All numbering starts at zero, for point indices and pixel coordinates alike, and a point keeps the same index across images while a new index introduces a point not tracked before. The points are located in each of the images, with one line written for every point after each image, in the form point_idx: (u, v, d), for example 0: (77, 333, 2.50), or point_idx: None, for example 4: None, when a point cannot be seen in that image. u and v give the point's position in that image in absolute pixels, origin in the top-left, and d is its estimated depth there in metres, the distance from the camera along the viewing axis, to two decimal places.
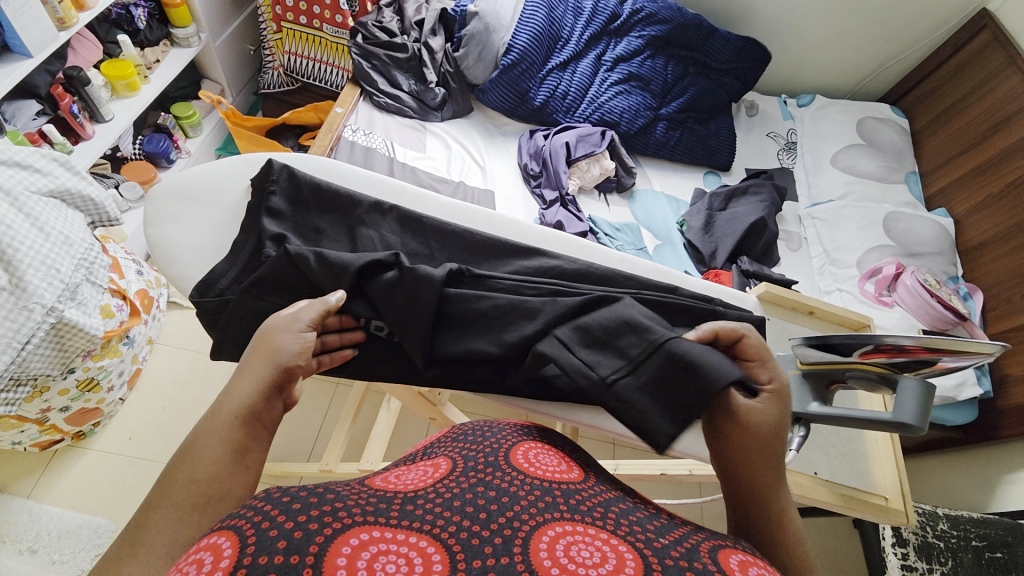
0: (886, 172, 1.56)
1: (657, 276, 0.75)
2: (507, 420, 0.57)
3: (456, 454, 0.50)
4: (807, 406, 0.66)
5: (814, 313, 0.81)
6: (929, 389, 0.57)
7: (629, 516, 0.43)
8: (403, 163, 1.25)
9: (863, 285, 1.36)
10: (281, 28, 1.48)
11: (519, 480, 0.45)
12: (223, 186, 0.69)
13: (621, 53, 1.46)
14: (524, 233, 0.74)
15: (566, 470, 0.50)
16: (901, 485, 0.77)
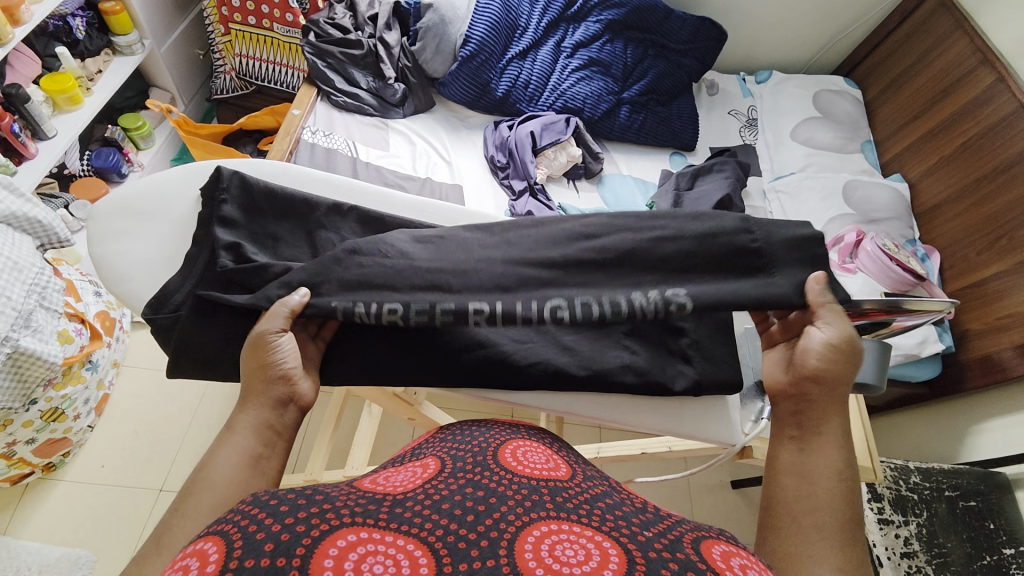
0: (843, 142, 1.61)
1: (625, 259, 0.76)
2: (495, 420, 0.58)
3: (445, 453, 0.50)
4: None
5: None
6: (884, 349, 0.59)
7: (616, 511, 0.44)
8: (366, 162, 1.23)
9: (828, 254, 1.40)
10: (229, 30, 1.43)
11: (506, 479, 0.45)
12: (174, 197, 0.67)
13: (579, 39, 1.45)
14: (491, 226, 0.74)
15: (554, 467, 0.51)
16: (868, 442, 0.81)
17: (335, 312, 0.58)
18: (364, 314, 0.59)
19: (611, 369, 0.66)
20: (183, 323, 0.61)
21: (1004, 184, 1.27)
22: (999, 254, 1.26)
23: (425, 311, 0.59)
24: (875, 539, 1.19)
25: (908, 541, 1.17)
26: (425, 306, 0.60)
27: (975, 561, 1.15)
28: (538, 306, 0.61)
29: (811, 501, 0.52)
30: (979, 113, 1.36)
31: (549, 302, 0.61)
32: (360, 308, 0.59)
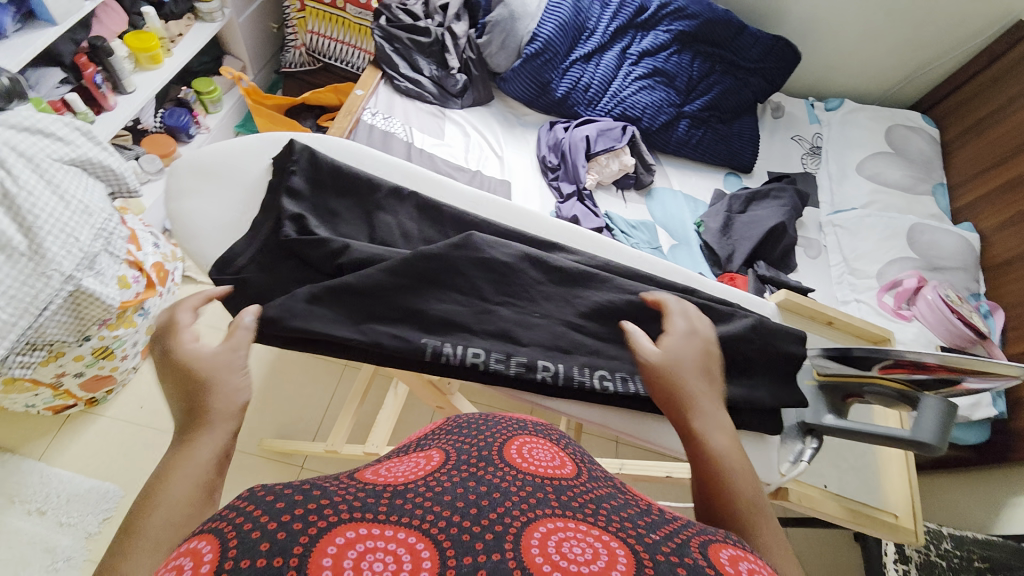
0: (913, 182, 1.52)
1: (677, 278, 0.73)
2: (501, 414, 0.56)
3: (450, 446, 0.48)
4: (821, 417, 0.65)
5: (833, 324, 0.75)
6: (950, 408, 0.55)
7: (624, 511, 0.41)
8: (421, 149, 1.24)
9: (883, 297, 1.33)
10: (304, 7, 1.47)
11: (510, 475, 0.43)
12: (242, 163, 0.69)
13: (646, 48, 1.43)
14: (543, 226, 0.73)
15: (560, 465, 0.48)
16: (913, 503, 0.76)
17: (424, 350, 0.59)
18: (451, 356, 0.59)
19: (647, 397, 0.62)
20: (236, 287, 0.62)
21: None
22: None
23: (503, 360, 0.60)
24: None
25: None
26: (503, 355, 0.61)
27: None
28: (585, 374, 0.61)
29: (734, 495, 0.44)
30: None
31: (595, 371, 0.62)
32: (447, 348, 0.60)
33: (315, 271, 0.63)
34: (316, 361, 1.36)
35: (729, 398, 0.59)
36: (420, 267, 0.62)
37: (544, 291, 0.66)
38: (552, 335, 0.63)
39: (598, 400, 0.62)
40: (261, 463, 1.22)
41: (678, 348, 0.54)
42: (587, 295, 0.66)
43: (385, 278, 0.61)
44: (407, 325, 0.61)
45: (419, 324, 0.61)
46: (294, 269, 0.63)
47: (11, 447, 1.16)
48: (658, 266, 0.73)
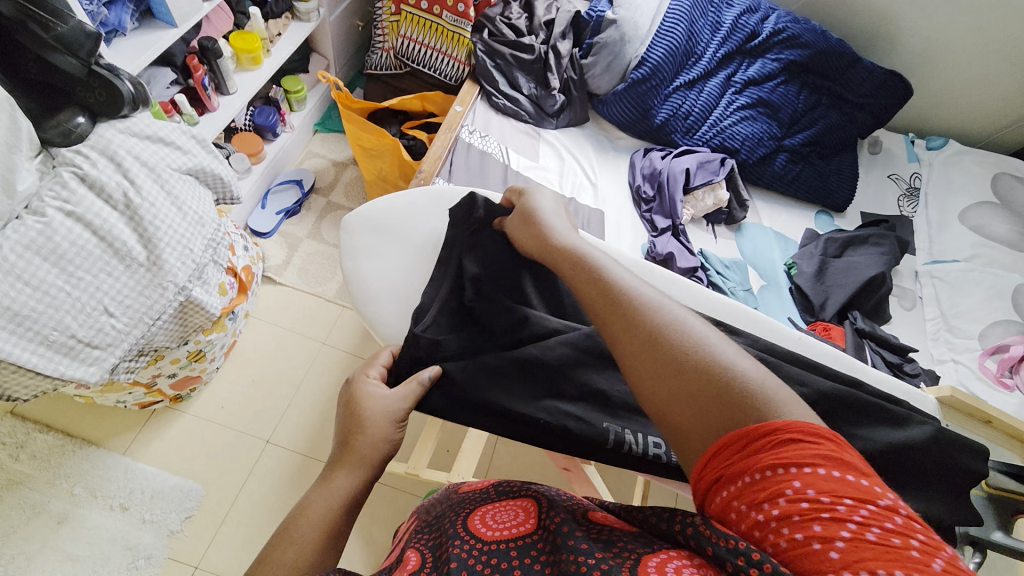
0: (1022, 237, 1.43)
1: (834, 363, 0.71)
2: (463, 496, 0.59)
3: (423, 545, 0.52)
4: (989, 534, 0.61)
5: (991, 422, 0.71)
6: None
7: (573, 537, 0.44)
8: (516, 171, 1.21)
9: (985, 361, 1.25)
10: (400, 10, 1.44)
11: (474, 548, 0.46)
12: (415, 227, 0.81)
13: (752, 76, 1.36)
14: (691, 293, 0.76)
15: (521, 522, 0.50)
16: None
17: (607, 436, 0.64)
18: (633, 444, 0.64)
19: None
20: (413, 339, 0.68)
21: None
22: None
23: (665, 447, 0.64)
24: None
25: None
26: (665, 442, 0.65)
27: None
28: None
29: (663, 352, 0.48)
30: None
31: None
32: (630, 437, 0.64)
33: (489, 339, 0.70)
34: None
35: None
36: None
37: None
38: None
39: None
40: None
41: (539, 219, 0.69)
42: None
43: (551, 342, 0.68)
44: (574, 370, 0.67)
45: (598, 405, 0.66)
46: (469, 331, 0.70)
47: (98, 440, 1.20)
48: (814, 349, 0.73)
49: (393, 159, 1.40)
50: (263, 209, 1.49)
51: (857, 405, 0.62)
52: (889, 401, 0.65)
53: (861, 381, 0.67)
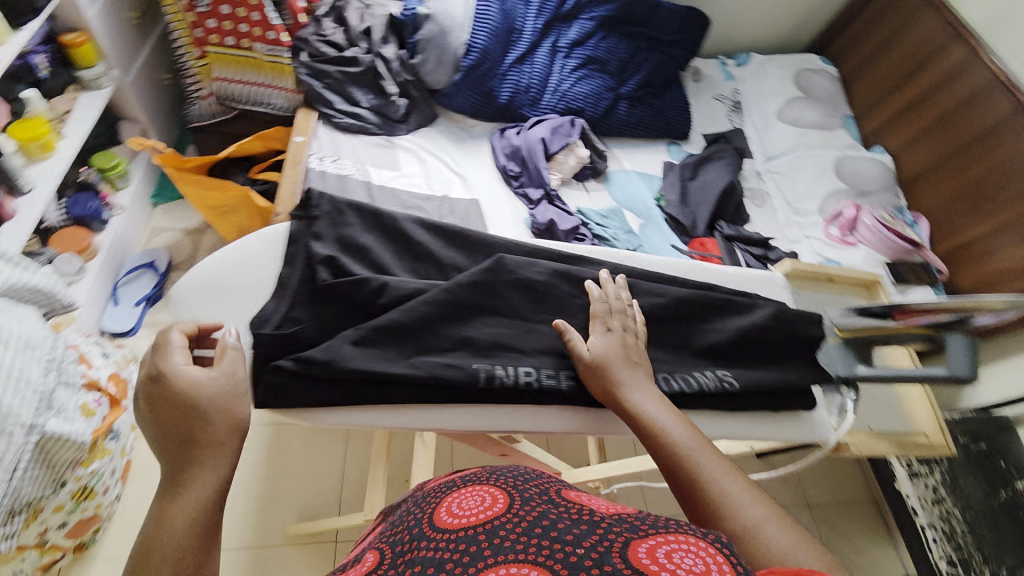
0: (827, 120, 1.67)
1: (695, 273, 0.77)
2: (431, 484, 0.58)
3: (385, 544, 0.50)
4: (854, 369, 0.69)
5: (832, 280, 0.82)
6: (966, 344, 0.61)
7: (556, 526, 0.42)
8: (380, 185, 1.19)
9: (828, 229, 1.46)
10: (206, 52, 1.33)
11: (446, 542, 0.44)
12: (268, 266, 0.70)
13: (575, 38, 1.44)
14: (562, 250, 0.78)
15: (490, 504, 0.48)
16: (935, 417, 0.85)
17: (478, 376, 0.64)
18: (504, 378, 0.65)
19: (699, 392, 0.64)
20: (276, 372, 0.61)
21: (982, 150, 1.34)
22: (984, 215, 1.32)
23: (554, 375, 0.66)
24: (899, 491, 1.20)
25: (934, 489, 1.23)
26: (554, 372, 0.66)
27: (993, 496, 1.17)
28: None
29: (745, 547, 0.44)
30: (955, 85, 1.42)
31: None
32: (501, 372, 0.65)
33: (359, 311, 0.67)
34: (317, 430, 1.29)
35: (759, 380, 0.66)
36: (469, 296, 0.67)
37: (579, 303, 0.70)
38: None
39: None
40: (290, 551, 1.15)
41: (610, 366, 0.61)
42: (619, 301, 0.67)
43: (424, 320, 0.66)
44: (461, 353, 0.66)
45: (471, 349, 0.66)
46: (346, 348, 0.63)
47: None
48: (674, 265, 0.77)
49: (249, 210, 1.32)
50: (117, 305, 1.32)
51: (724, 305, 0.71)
52: (740, 293, 0.73)
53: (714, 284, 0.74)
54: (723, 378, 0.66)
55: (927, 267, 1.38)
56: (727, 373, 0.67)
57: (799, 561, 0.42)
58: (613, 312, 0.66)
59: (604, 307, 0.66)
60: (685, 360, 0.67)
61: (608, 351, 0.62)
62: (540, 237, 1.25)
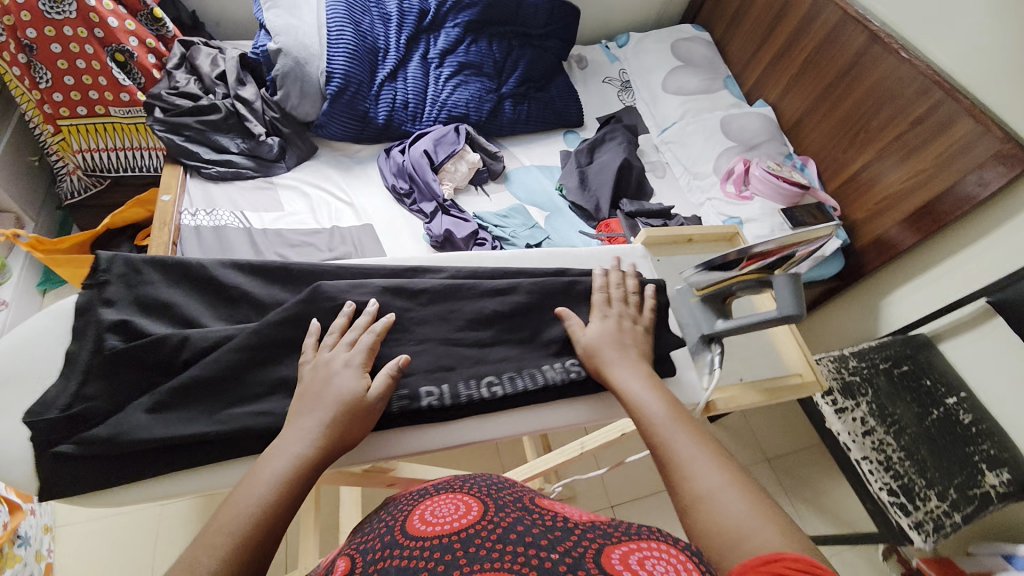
0: (709, 83, 1.73)
1: (549, 261, 0.74)
2: (401, 495, 0.57)
3: (355, 549, 0.48)
4: (714, 325, 0.67)
5: (692, 239, 0.82)
6: (795, 277, 0.56)
7: (529, 535, 0.44)
8: (263, 229, 1.15)
9: (726, 187, 1.49)
10: (59, 127, 1.26)
11: (417, 547, 0.43)
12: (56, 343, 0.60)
13: (443, 47, 1.44)
14: (397, 260, 0.70)
15: (464, 513, 0.49)
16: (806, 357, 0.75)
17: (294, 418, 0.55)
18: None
19: (545, 387, 0.62)
20: (53, 458, 0.52)
21: (856, 78, 1.36)
22: (863, 146, 1.37)
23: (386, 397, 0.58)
24: (837, 428, 1.14)
25: (864, 421, 1.14)
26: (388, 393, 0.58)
27: (926, 416, 1.17)
28: (472, 387, 0.60)
29: (710, 522, 0.45)
30: (812, 28, 1.47)
31: (483, 380, 0.61)
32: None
33: (155, 372, 0.56)
34: None
35: None
36: (285, 332, 0.58)
37: (415, 316, 0.63)
38: (434, 356, 0.61)
39: (492, 405, 0.62)
40: None
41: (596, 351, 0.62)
42: (460, 308, 0.64)
43: (223, 374, 0.56)
44: (277, 397, 0.56)
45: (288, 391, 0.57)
46: (139, 417, 0.53)
47: None
48: (525, 257, 0.75)
49: None
50: None
51: (566, 288, 0.68)
52: (591, 274, 0.72)
53: (564, 269, 0.72)
54: (570, 369, 0.63)
55: (822, 207, 1.43)
56: (576, 362, 0.64)
57: (760, 535, 0.43)
58: (610, 301, 0.67)
59: (602, 297, 0.67)
60: (534, 354, 0.64)
61: (601, 336, 0.62)
62: (441, 249, 1.24)
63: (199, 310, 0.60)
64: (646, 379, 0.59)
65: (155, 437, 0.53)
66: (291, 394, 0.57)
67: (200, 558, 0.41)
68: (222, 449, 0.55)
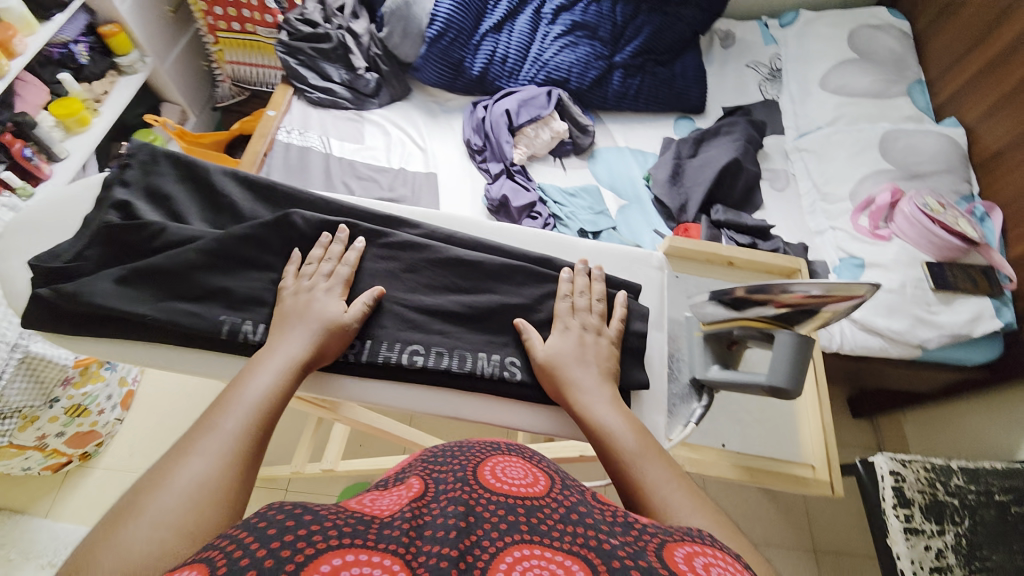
0: (885, 86, 1.35)
1: (544, 245, 0.64)
2: (474, 438, 0.50)
3: (428, 473, 0.44)
4: (707, 371, 0.55)
5: (733, 264, 0.66)
6: (805, 343, 0.46)
7: (591, 517, 0.38)
8: (340, 157, 1.22)
9: (857, 219, 1.19)
10: (217, 39, 1.45)
11: (483, 499, 0.39)
12: (77, 207, 0.59)
13: (561, 3, 1.34)
14: (379, 203, 0.65)
15: (531, 483, 0.43)
16: (830, 448, 0.64)
17: (220, 328, 0.53)
18: (250, 334, 0.53)
19: (471, 374, 0.54)
20: (34, 302, 0.53)
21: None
22: None
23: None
24: (897, 551, 0.88)
25: (940, 555, 0.87)
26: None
27: None
28: (393, 349, 0.54)
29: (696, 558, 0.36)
30: None
31: (408, 345, 0.54)
32: (247, 326, 0.53)
33: (126, 252, 0.56)
34: None
35: None
36: (241, 249, 0.56)
37: (372, 267, 0.58)
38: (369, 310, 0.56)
39: (414, 374, 0.54)
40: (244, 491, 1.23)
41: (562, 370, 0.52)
42: (417, 269, 0.58)
43: (172, 274, 0.55)
44: (213, 303, 0.55)
45: (224, 302, 0.55)
46: (105, 286, 0.53)
47: (23, 508, 1.23)
48: (519, 235, 0.65)
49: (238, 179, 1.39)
50: None
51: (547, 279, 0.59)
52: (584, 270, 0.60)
53: (553, 257, 0.61)
54: (506, 366, 0.54)
55: (990, 272, 1.07)
56: (517, 360, 0.55)
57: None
58: (575, 310, 0.55)
59: (565, 305, 0.55)
60: (472, 337, 0.56)
61: (563, 350, 0.53)
62: (495, 215, 1.20)
63: (188, 205, 0.60)
64: (611, 402, 0.50)
65: (103, 305, 0.52)
66: (223, 305, 0.55)
67: (176, 460, 0.38)
68: (153, 339, 0.54)
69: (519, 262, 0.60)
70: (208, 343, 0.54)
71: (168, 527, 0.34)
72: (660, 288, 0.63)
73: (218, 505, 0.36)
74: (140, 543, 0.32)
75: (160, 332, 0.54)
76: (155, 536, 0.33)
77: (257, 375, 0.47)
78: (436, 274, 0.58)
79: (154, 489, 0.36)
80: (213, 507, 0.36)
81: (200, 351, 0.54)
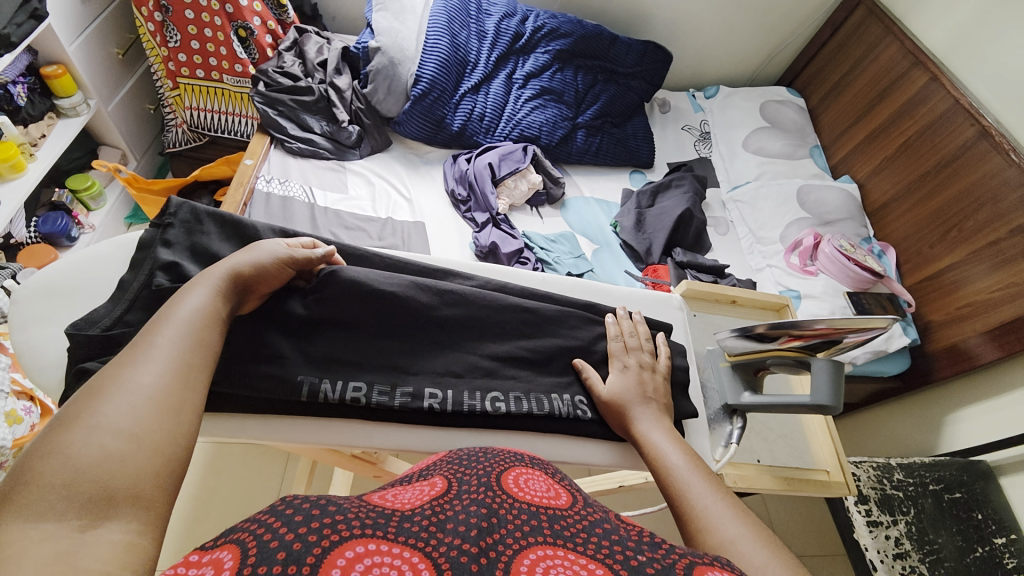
0: (792, 149, 1.65)
1: (578, 291, 0.77)
2: (498, 445, 0.52)
3: (452, 473, 0.45)
4: (740, 398, 0.69)
5: (736, 302, 0.86)
6: (837, 367, 0.59)
7: (616, 533, 0.39)
8: (324, 207, 1.20)
9: (789, 258, 1.41)
10: (176, 84, 1.38)
11: (506, 503, 0.40)
12: (112, 269, 0.61)
13: (530, 70, 1.49)
14: (432, 259, 0.73)
15: (555, 496, 0.44)
16: (838, 456, 0.80)
17: (301, 388, 0.57)
18: (330, 393, 0.58)
19: (550, 415, 0.63)
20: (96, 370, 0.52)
21: (956, 171, 1.27)
22: (952, 245, 1.27)
23: (387, 391, 0.60)
24: (865, 543, 1.02)
25: (899, 543, 1.02)
26: (388, 387, 0.60)
27: (968, 553, 1.05)
28: (475, 397, 0.62)
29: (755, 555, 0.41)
30: (916, 112, 1.39)
31: (488, 393, 0.63)
32: (327, 384, 0.58)
33: None
34: (256, 452, 1.25)
35: None
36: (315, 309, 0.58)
37: (438, 316, 0.66)
38: (444, 360, 0.64)
39: (491, 420, 0.62)
40: None
41: (620, 406, 0.61)
42: (482, 317, 0.67)
43: (255, 341, 0.57)
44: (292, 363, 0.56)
45: (317, 364, 0.59)
46: None
47: None
48: (557, 283, 0.77)
49: None
50: None
51: (593, 323, 0.71)
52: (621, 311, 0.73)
53: (594, 303, 0.74)
54: (577, 405, 0.65)
55: (894, 298, 1.33)
56: (583, 400, 0.65)
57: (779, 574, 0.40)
58: (628, 349, 0.67)
59: (618, 345, 0.67)
60: (543, 381, 0.66)
61: (625, 389, 0.62)
62: (484, 260, 1.25)
63: None
64: (671, 434, 0.57)
65: None
66: (315, 365, 0.59)
67: (115, 373, 0.40)
68: None
69: (571, 308, 0.72)
70: (294, 404, 0.58)
71: (110, 434, 0.36)
72: (681, 326, 0.77)
73: (159, 422, 0.39)
74: (88, 449, 0.34)
75: (246, 399, 0.56)
76: (103, 441, 0.35)
77: (187, 295, 0.49)
78: (497, 325, 0.67)
79: (93, 398, 0.37)
80: (155, 421, 0.38)
81: (290, 409, 0.58)
